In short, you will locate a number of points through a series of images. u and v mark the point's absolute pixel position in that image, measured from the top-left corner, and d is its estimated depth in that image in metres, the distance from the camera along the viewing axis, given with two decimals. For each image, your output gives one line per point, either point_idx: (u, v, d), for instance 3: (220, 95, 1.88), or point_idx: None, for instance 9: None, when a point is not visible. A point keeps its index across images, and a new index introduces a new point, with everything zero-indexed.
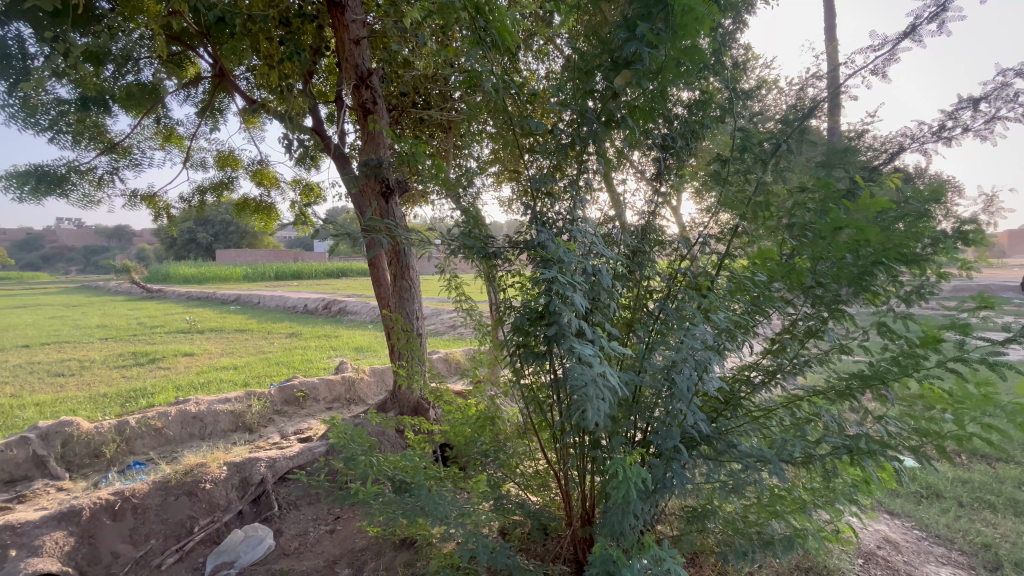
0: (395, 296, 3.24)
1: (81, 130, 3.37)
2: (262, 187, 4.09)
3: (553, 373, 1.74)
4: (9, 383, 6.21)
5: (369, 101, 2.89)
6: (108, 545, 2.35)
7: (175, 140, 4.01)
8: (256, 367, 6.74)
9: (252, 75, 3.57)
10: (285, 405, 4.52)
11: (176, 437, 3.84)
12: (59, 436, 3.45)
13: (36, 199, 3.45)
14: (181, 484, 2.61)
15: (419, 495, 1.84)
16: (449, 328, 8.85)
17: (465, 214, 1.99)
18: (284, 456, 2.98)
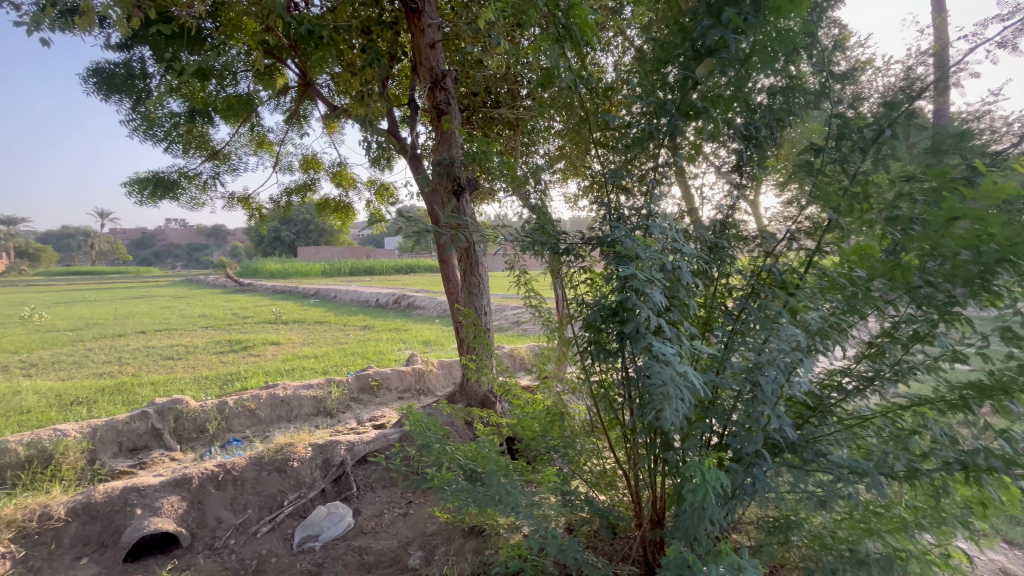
0: (464, 292, 3.33)
1: (189, 140, 3.75)
2: (341, 188, 4.35)
3: (625, 371, 1.72)
4: (131, 364, 7.10)
5: (443, 103, 2.99)
6: (214, 511, 2.62)
7: (266, 146, 4.34)
8: (334, 356, 7.22)
9: (334, 82, 3.80)
10: (360, 392, 4.78)
11: (266, 418, 4.21)
12: (172, 412, 3.89)
13: (154, 202, 3.90)
14: (273, 461, 2.87)
15: (489, 485, 1.90)
16: (512, 325, 8.95)
17: (536, 210, 2.00)
18: (362, 441, 3.16)
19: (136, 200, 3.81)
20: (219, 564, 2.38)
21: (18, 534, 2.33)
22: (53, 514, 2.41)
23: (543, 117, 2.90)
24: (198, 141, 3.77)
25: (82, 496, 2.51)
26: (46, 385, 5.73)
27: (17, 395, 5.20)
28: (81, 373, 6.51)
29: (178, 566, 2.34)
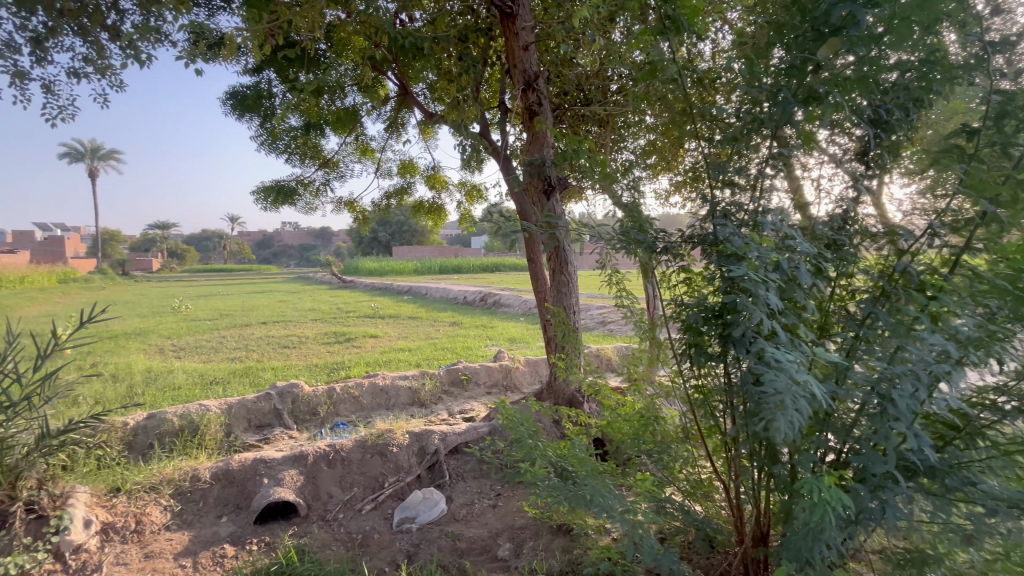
0: (552, 290, 3.34)
1: (304, 150, 4.15)
2: (434, 190, 4.57)
3: (728, 377, 1.62)
4: (256, 351, 8.07)
5: (534, 104, 3.02)
6: (326, 487, 2.89)
7: (369, 154, 4.67)
8: (426, 350, 7.63)
9: (429, 90, 4.00)
10: (451, 385, 5.00)
11: (368, 405, 4.57)
12: (290, 395, 4.35)
13: (277, 208, 4.39)
14: (376, 445, 3.10)
15: (581, 485, 1.90)
16: (598, 325, 8.83)
17: (631, 208, 1.95)
18: (454, 432, 3.29)
19: (263, 206, 4.31)
20: (329, 534, 2.59)
21: (176, 492, 2.72)
22: (201, 476, 2.80)
23: (636, 110, 2.82)
24: (312, 152, 4.17)
25: (223, 463, 2.89)
26: (192, 366, 6.72)
27: (171, 373, 6.15)
28: (218, 357, 7.53)
29: (297, 531, 2.58)
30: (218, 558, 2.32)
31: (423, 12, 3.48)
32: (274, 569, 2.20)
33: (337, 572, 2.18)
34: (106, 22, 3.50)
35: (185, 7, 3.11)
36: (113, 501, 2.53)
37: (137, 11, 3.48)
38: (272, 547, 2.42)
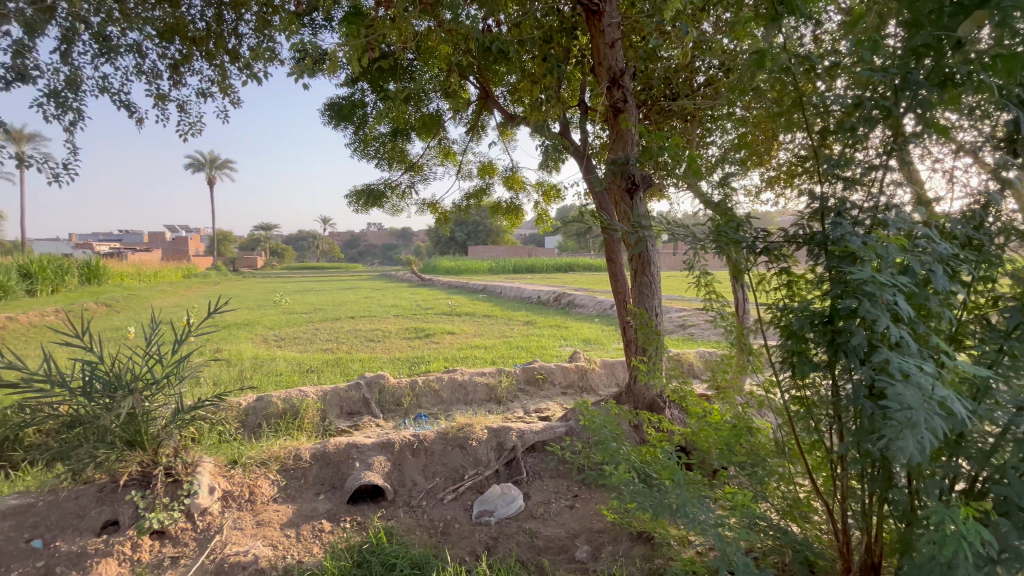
0: (633, 291, 3.25)
1: (392, 155, 4.38)
2: (512, 191, 4.63)
3: (837, 388, 1.49)
4: (345, 343, 8.68)
5: (620, 101, 2.96)
6: (411, 474, 3.04)
7: (451, 157, 4.83)
8: (501, 348, 7.78)
9: (511, 93, 4.07)
10: (527, 384, 5.05)
11: (447, 399, 4.74)
12: (377, 385, 4.63)
13: (367, 210, 4.69)
14: (456, 438, 3.23)
15: (666, 493, 1.83)
16: (677, 329, 8.50)
17: (725, 207, 1.85)
18: (531, 430, 3.34)
19: (355, 209, 4.62)
20: (414, 519, 2.71)
21: (281, 468, 2.98)
22: (302, 455, 3.05)
23: (727, 102, 2.68)
24: (400, 156, 4.40)
25: (320, 445, 3.14)
26: (292, 355, 7.39)
27: (274, 361, 6.80)
28: (313, 348, 8.21)
29: (384, 514, 2.73)
30: (317, 531, 2.51)
31: (507, 16, 3.53)
32: (365, 547, 2.34)
33: (422, 557, 2.29)
34: (228, 46, 3.95)
35: (294, 28, 3.42)
36: (230, 472, 2.83)
37: (253, 35, 3.89)
38: (363, 526, 2.58)
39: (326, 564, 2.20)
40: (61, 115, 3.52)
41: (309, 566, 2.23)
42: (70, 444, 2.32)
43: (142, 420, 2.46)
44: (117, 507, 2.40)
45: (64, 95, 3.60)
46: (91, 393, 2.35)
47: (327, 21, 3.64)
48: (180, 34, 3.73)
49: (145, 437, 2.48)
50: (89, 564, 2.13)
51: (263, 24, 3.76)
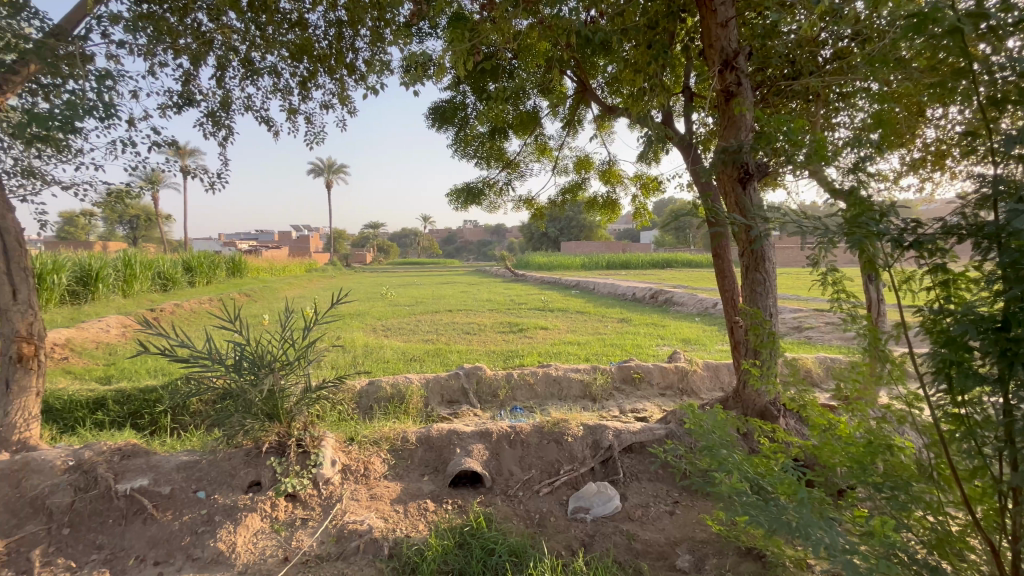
0: (745, 290, 3.01)
1: (490, 154, 4.49)
2: (610, 184, 4.52)
3: (1012, 407, 1.26)
4: (444, 335, 9.15)
5: (733, 84, 2.75)
6: (508, 464, 3.10)
7: (547, 153, 4.83)
8: (595, 345, 7.68)
9: (611, 84, 3.97)
10: (623, 383, 4.93)
11: (542, 393, 4.80)
12: (475, 375, 4.82)
13: (467, 208, 4.87)
14: (551, 432, 3.26)
15: (782, 511, 1.68)
16: (792, 330, 7.76)
17: (863, 195, 1.64)
18: (629, 430, 3.27)
19: (455, 207, 4.81)
20: (511, 508, 2.77)
21: (391, 448, 3.21)
22: (409, 438, 3.27)
23: (860, 76, 2.38)
24: (498, 155, 4.50)
25: (425, 430, 3.34)
26: (397, 344, 7.94)
27: (382, 349, 7.38)
28: (416, 339, 8.76)
29: (483, 499, 2.82)
30: (422, 510, 2.67)
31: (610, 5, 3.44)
32: (466, 530, 2.45)
33: (520, 545, 2.36)
34: (346, 61, 4.32)
35: (404, 38, 3.65)
36: (348, 448, 3.10)
37: (369, 47, 4.21)
38: (463, 510, 2.70)
39: (431, 541, 2.33)
40: (217, 133, 4.12)
41: (416, 541, 2.39)
42: (224, 413, 2.70)
43: (278, 396, 2.78)
44: (259, 470, 2.74)
45: (218, 115, 4.20)
46: (240, 369, 2.71)
47: (433, 29, 3.84)
48: (308, 54, 4.17)
49: (281, 411, 2.82)
50: (239, 517, 2.47)
51: (376, 38, 4.06)
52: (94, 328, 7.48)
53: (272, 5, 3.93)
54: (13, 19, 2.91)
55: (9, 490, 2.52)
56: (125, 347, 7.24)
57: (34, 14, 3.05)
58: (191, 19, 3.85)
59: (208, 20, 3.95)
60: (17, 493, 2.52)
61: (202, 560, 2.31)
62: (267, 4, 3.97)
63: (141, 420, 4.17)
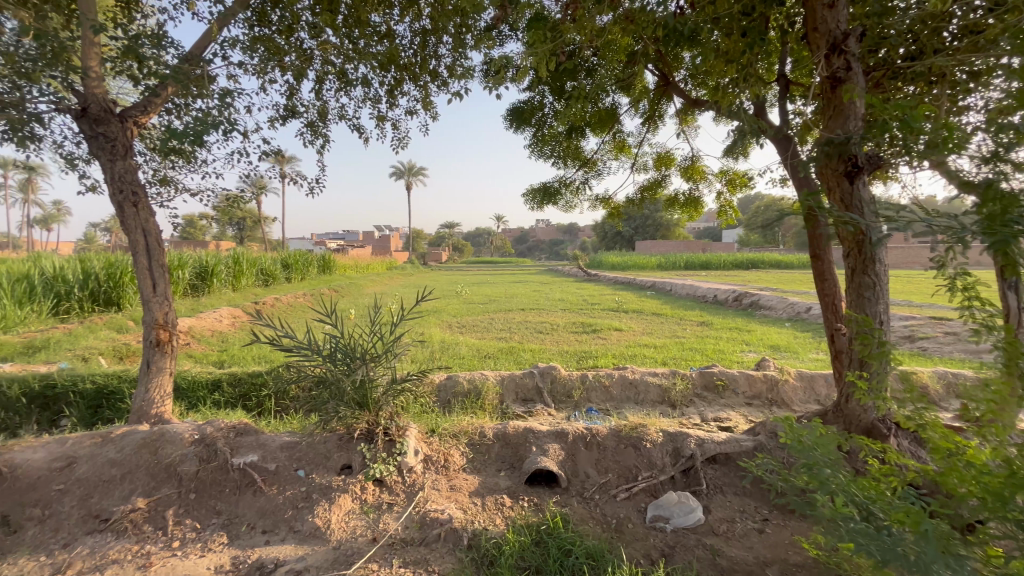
0: (851, 294, 2.73)
1: (566, 153, 4.44)
2: (692, 181, 4.30)
3: None
4: (518, 333, 9.26)
5: (841, 70, 2.52)
6: (584, 466, 3.07)
7: (625, 150, 4.69)
8: (673, 349, 7.38)
9: (695, 76, 3.79)
10: (704, 390, 4.71)
11: (618, 396, 4.70)
12: (549, 374, 4.82)
13: (543, 208, 4.87)
14: (629, 437, 3.19)
15: (897, 542, 1.51)
16: (903, 340, 6.96)
17: (1007, 189, 1.43)
18: (712, 440, 3.13)
19: (531, 207, 4.80)
20: (587, 510, 2.74)
21: (469, 441, 3.31)
22: (487, 433, 3.34)
23: (1001, 52, 2.09)
24: (574, 154, 4.46)
25: (502, 426, 3.40)
26: (472, 341, 8.15)
27: (457, 345, 7.61)
28: (489, 336, 8.94)
29: (559, 500, 2.82)
30: (500, 504, 2.73)
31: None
32: (543, 528, 2.47)
33: (597, 549, 2.34)
34: (430, 67, 4.52)
35: (485, 43, 3.73)
36: (430, 439, 3.23)
37: (452, 53, 4.36)
38: (540, 508, 2.72)
39: (508, 536, 2.38)
40: (315, 141, 4.48)
41: (494, 535, 2.45)
42: (320, 399, 2.92)
43: (368, 387, 2.96)
44: (351, 454, 2.93)
45: (317, 125, 4.57)
46: (334, 358, 2.92)
47: (514, 31, 3.89)
48: (395, 63, 4.40)
49: (370, 401, 2.98)
50: (333, 496, 2.68)
51: (458, 44, 4.20)
52: (210, 318, 8.44)
53: (364, 20, 4.20)
54: (156, 50, 3.37)
55: (149, 456, 2.90)
56: (235, 335, 8.09)
57: (172, 44, 3.51)
58: (295, 38, 4.21)
59: (309, 38, 4.30)
60: (156, 459, 2.89)
61: (302, 533, 2.53)
62: (360, 20, 4.25)
63: (250, 401, 4.64)
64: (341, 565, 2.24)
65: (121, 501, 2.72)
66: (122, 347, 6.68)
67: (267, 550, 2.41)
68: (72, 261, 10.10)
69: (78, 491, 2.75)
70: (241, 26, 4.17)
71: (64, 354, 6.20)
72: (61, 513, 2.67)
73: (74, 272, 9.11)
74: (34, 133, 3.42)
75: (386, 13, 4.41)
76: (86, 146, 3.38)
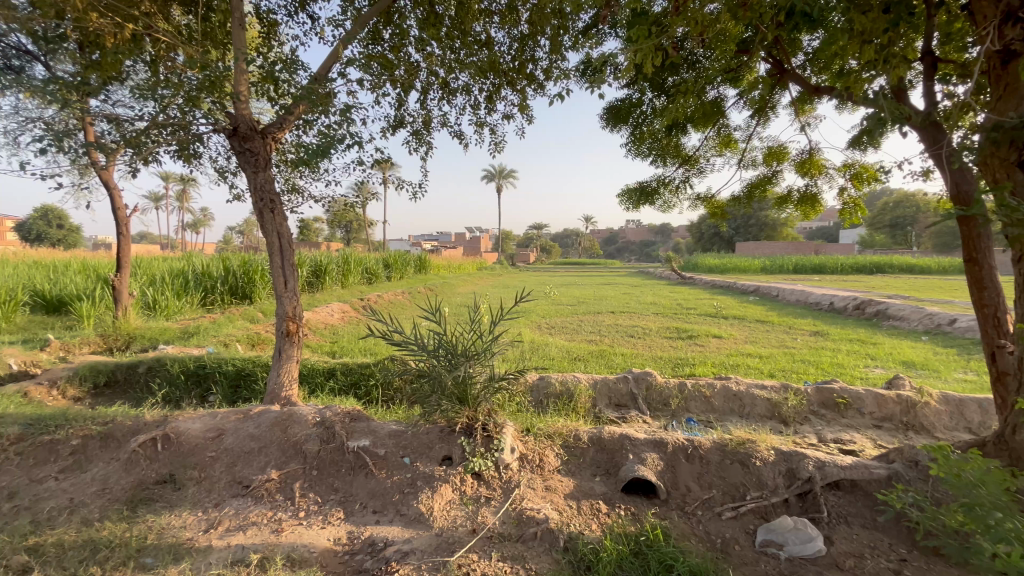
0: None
1: (665, 151, 4.23)
2: (808, 177, 3.79)
3: None
4: (607, 336, 9.09)
5: (1016, 41, 2.12)
6: (685, 479, 2.92)
7: (731, 146, 4.35)
8: (781, 360, 6.76)
9: (817, 61, 3.43)
10: (822, 408, 4.26)
11: (720, 408, 4.41)
12: (645, 381, 4.65)
13: (638, 208, 4.72)
14: (736, 453, 2.99)
15: None
16: None
17: None
18: (835, 464, 2.84)
19: (626, 207, 4.66)
20: (689, 526, 2.60)
21: (564, 444, 3.30)
22: (582, 437, 3.31)
23: None
24: (674, 151, 4.24)
25: (597, 431, 3.35)
26: (561, 342, 8.13)
27: (546, 346, 7.64)
28: (578, 338, 8.86)
29: (658, 511, 2.71)
30: (596, 510, 2.69)
31: None
32: (642, 539, 2.40)
33: (702, 567, 2.22)
34: (527, 71, 4.60)
35: (585, 43, 3.70)
36: (525, 438, 3.28)
37: (550, 54, 4.38)
38: (638, 518, 2.64)
39: (606, 544, 2.34)
40: (419, 149, 4.76)
41: (591, 541, 2.42)
42: (424, 392, 3.08)
43: (468, 383, 3.07)
44: (451, 446, 3.07)
45: (422, 133, 4.84)
46: (437, 354, 3.08)
47: (614, 28, 3.80)
48: (494, 70, 4.53)
49: (470, 397, 3.09)
50: (436, 485, 2.82)
51: (556, 46, 4.21)
52: (324, 312, 9.32)
53: (466, 30, 4.36)
54: (290, 74, 3.78)
55: (280, 434, 3.28)
56: (345, 329, 8.86)
57: (303, 67, 3.93)
58: (404, 54, 4.51)
59: (416, 51, 4.57)
60: (286, 437, 3.26)
61: (408, 516, 2.70)
62: (463, 30, 4.42)
63: (360, 390, 5.06)
64: (445, 552, 2.35)
65: (259, 471, 3.10)
66: (254, 336, 7.62)
67: (378, 530, 2.60)
68: (216, 259, 11.74)
69: (226, 458, 3.19)
70: (358, 46, 4.55)
71: (210, 339, 7.21)
72: (214, 476, 3.10)
73: (218, 269, 10.59)
74: (197, 152, 4.02)
75: (487, 22, 4.55)
76: (236, 160, 3.90)
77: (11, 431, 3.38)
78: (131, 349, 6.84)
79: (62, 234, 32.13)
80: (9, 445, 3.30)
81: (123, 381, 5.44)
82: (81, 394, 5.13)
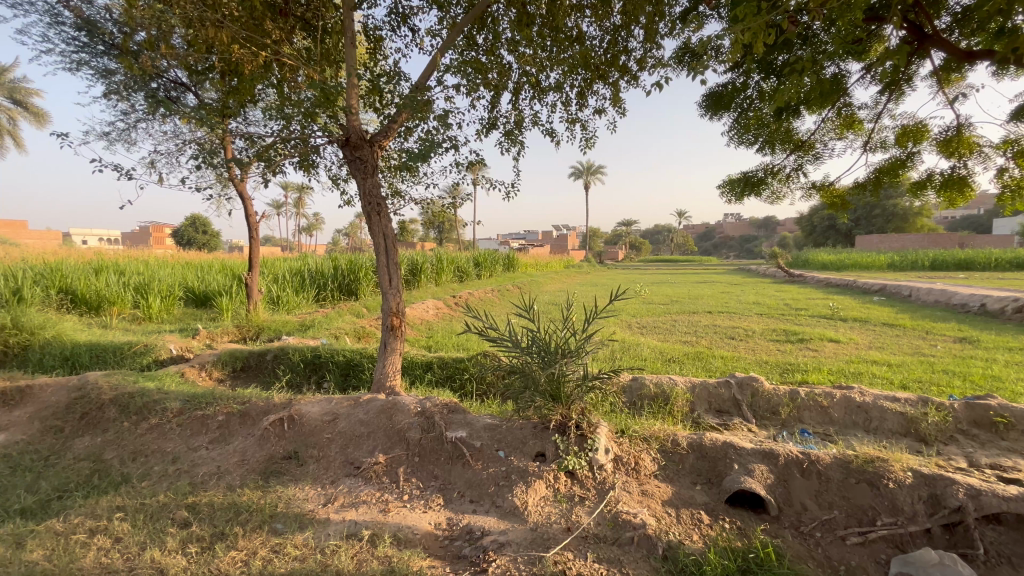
0: None
1: (775, 136, 3.87)
2: (956, 156, 3.24)
3: None
4: (705, 337, 8.57)
5: None
6: (800, 496, 2.66)
7: (855, 126, 3.86)
8: (917, 369, 5.90)
9: (967, 21, 2.94)
10: (974, 427, 3.64)
11: (840, 420, 3.96)
12: (750, 387, 4.32)
13: (743, 199, 4.38)
14: (863, 472, 2.66)
15: None
16: None
17: None
18: (994, 493, 2.41)
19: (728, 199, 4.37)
20: (806, 548, 2.37)
21: (661, 448, 3.15)
22: (681, 442, 3.13)
23: None
24: (786, 136, 3.87)
25: (697, 437, 3.16)
26: (653, 343, 7.82)
27: (638, 346, 7.41)
28: (672, 339, 8.46)
29: (769, 528, 2.51)
30: (697, 520, 2.55)
31: None
32: (751, 557, 2.24)
33: None
34: (620, 63, 4.48)
35: (684, 27, 3.53)
36: (620, 439, 3.20)
37: (644, 43, 4.22)
38: (745, 533, 2.46)
39: (710, 557, 2.21)
40: (512, 149, 4.83)
41: (693, 552, 2.30)
42: (518, 388, 3.13)
43: (560, 380, 3.06)
44: (544, 443, 3.08)
45: (514, 133, 4.91)
46: (531, 351, 3.11)
47: (716, 9, 3.57)
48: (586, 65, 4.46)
49: (563, 394, 3.08)
50: (530, 480, 2.86)
51: (651, 33, 4.04)
52: (421, 308, 9.86)
53: (558, 26, 4.34)
54: (394, 85, 4.04)
55: (386, 421, 3.53)
56: (439, 324, 9.30)
57: (404, 78, 4.17)
58: (497, 56, 4.60)
59: (509, 53, 4.64)
60: (391, 424, 3.50)
61: (503, 509, 2.76)
62: (554, 27, 4.41)
63: (455, 383, 5.28)
64: (539, 547, 2.37)
65: (368, 454, 3.36)
66: (360, 329, 8.28)
67: (475, 518, 2.69)
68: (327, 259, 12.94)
69: (340, 441, 3.50)
70: (454, 52, 4.72)
71: (324, 331, 7.97)
72: (330, 455, 3.41)
73: (329, 268, 11.66)
74: (314, 161, 4.45)
75: (578, 17, 4.50)
76: (347, 168, 4.25)
77: (174, 405, 4.00)
78: (261, 338, 7.78)
79: (207, 239, 37.40)
80: (172, 417, 3.91)
81: (255, 366, 6.21)
82: (223, 376, 5.93)
